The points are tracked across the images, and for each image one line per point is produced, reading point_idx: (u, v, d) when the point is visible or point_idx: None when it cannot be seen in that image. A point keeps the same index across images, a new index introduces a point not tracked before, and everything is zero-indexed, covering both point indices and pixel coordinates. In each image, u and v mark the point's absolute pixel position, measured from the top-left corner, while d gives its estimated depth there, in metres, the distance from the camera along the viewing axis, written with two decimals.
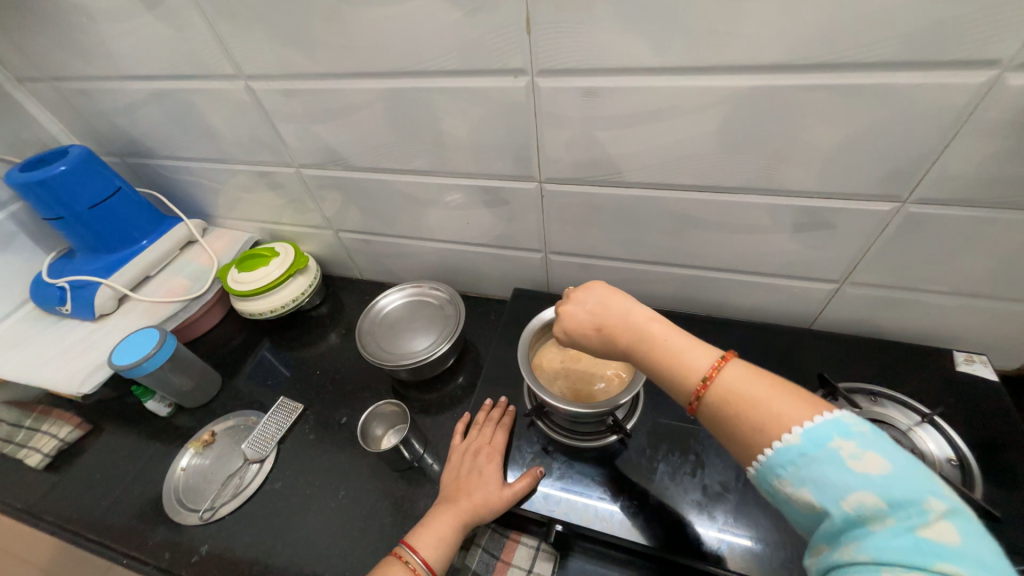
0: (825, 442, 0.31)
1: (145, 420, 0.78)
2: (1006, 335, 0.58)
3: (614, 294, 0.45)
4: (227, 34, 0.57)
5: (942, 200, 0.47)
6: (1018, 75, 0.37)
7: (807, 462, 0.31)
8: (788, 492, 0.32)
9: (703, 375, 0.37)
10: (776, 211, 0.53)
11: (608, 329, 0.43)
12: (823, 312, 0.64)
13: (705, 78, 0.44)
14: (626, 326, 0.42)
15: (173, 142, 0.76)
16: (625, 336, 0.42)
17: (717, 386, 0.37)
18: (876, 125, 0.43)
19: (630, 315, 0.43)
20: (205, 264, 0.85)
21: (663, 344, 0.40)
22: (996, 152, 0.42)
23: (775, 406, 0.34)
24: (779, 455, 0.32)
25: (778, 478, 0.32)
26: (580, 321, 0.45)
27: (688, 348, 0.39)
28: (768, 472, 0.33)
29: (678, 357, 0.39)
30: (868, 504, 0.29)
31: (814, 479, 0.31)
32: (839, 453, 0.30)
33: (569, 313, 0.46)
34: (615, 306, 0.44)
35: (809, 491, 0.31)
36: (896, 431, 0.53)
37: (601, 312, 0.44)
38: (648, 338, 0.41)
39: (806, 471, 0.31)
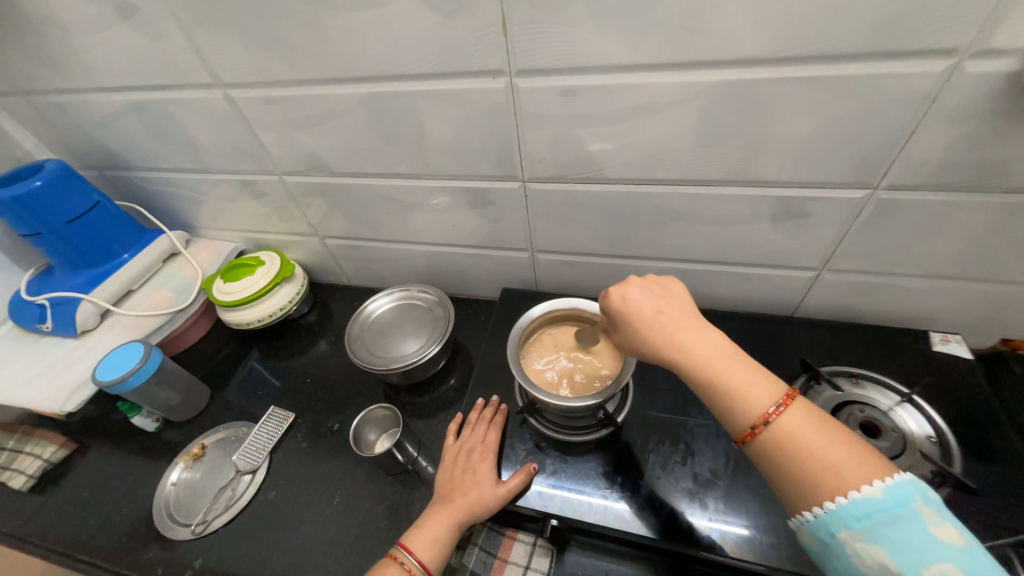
0: (910, 503, 0.33)
1: (132, 436, 0.76)
2: (979, 315, 0.60)
3: (686, 300, 0.46)
4: (204, 43, 0.56)
5: (911, 185, 0.48)
6: (975, 62, 0.39)
7: (889, 519, 0.33)
8: (857, 547, 0.34)
9: (767, 405, 0.39)
10: (755, 201, 0.55)
11: (673, 325, 0.44)
12: (805, 299, 0.66)
13: (679, 74, 0.46)
14: (694, 331, 0.43)
15: (153, 153, 0.75)
16: (689, 339, 0.42)
17: (780, 420, 0.38)
18: (845, 115, 0.45)
19: (699, 324, 0.44)
20: (189, 276, 0.85)
21: (729, 362, 0.41)
22: (960, 137, 0.43)
23: (835, 456, 0.36)
24: (853, 506, 0.34)
25: (847, 530, 0.34)
26: (645, 308, 0.45)
27: (750, 378, 0.40)
28: (836, 521, 0.35)
29: (741, 379, 0.40)
30: (948, 574, 0.31)
31: (891, 539, 0.33)
32: (922, 517, 0.33)
33: (634, 299, 0.45)
34: (685, 309, 0.45)
35: (883, 548, 0.33)
36: (878, 410, 0.55)
37: (669, 308, 0.45)
38: (710, 353, 0.42)
39: (883, 529, 0.33)
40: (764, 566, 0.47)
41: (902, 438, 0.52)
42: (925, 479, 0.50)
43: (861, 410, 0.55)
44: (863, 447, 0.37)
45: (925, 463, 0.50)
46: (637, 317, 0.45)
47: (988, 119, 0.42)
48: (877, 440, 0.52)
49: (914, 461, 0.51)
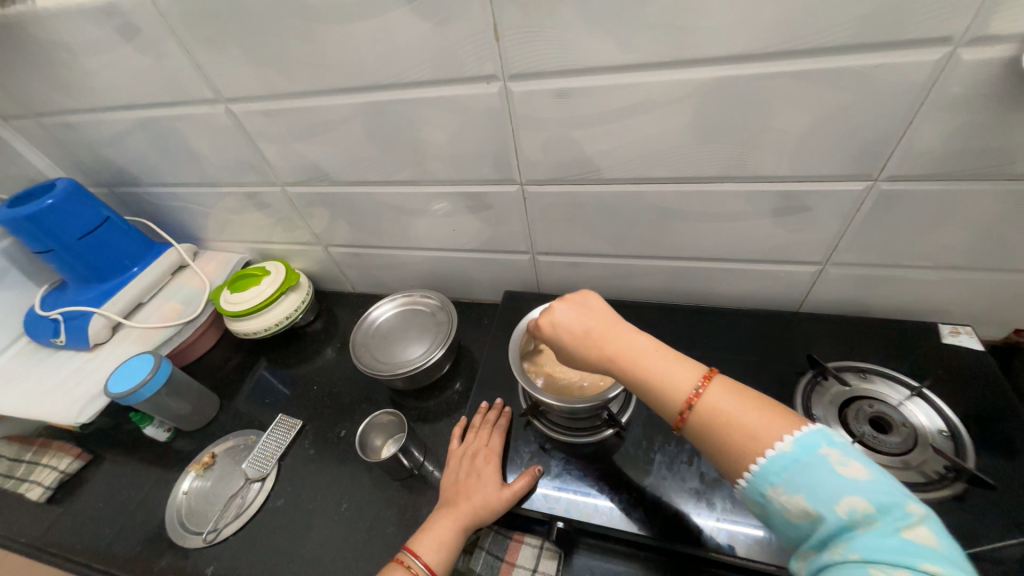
0: (815, 449, 0.34)
1: (145, 447, 0.78)
2: (989, 305, 0.59)
3: (605, 307, 0.46)
4: (205, 59, 0.57)
5: (913, 175, 0.48)
6: (971, 50, 0.38)
7: (801, 468, 0.33)
8: (781, 501, 0.34)
9: (689, 389, 0.39)
10: (754, 197, 0.54)
11: (600, 336, 0.44)
12: (809, 294, 0.65)
13: (672, 72, 0.46)
14: (620, 336, 0.44)
15: (159, 168, 0.77)
16: (617, 346, 0.43)
17: (702, 400, 0.39)
18: (841, 107, 0.44)
19: (621, 329, 0.44)
20: (197, 287, 0.86)
21: (654, 359, 0.42)
22: (959, 125, 0.43)
23: (753, 421, 0.37)
24: (773, 462, 0.34)
25: (772, 486, 0.34)
26: (573, 326, 0.45)
27: (672, 365, 0.41)
28: (761, 481, 0.35)
29: (665, 371, 0.41)
30: (857, 507, 0.31)
31: (808, 486, 0.33)
32: (829, 460, 0.33)
33: (564, 321, 0.46)
34: (606, 318, 0.45)
35: (803, 498, 0.33)
36: (888, 405, 0.54)
37: (594, 321, 0.45)
38: (636, 350, 0.42)
39: (798, 478, 0.33)
40: (775, 566, 0.46)
41: (913, 433, 0.51)
42: (939, 474, 0.49)
43: (870, 405, 0.54)
44: (772, 407, 0.37)
45: (937, 458, 0.49)
46: (568, 338, 0.45)
47: (987, 106, 0.41)
48: (887, 436, 0.51)
49: (927, 456, 0.50)
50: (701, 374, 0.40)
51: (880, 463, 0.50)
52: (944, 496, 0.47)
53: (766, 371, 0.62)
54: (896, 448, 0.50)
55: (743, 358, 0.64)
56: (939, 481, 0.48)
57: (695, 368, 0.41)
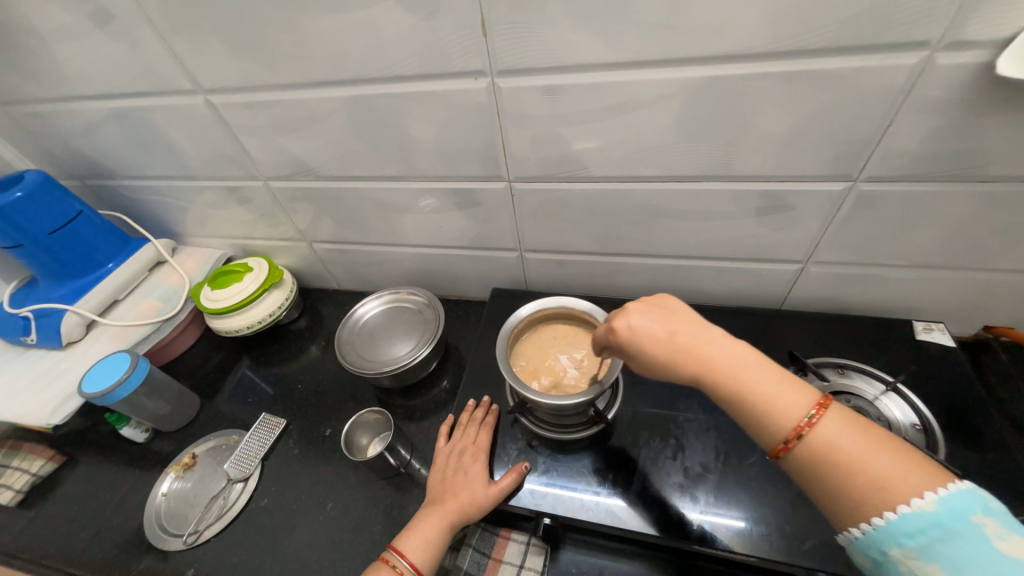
0: (967, 517, 0.32)
1: (122, 447, 0.76)
2: (960, 303, 0.61)
3: (692, 316, 0.45)
4: (182, 49, 0.56)
5: (890, 176, 0.49)
6: (947, 55, 0.39)
7: (944, 535, 0.32)
8: (914, 566, 0.33)
9: (801, 416, 0.38)
10: (738, 196, 0.55)
11: (692, 347, 0.42)
12: (791, 292, 0.67)
13: (658, 71, 0.46)
14: (714, 348, 0.42)
15: (135, 161, 0.74)
16: (713, 359, 0.41)
17: (816, 430, 0.37)
18: (822, 109, 0.45)
19: (713, 340, 0.42)
20: (176, 284, 0.84)
21: (755, 376, 0.40)
22: (935, 128, 0.44)
23: (883, 468, 0.35)
24: (905, 522, 0.33)
25: (901, 547, 0.33)
26: (657, 333, 0.44)
27: (779, 388, 0.39)
28: (890, 539, 0.34)
29: (772, 393, 0.39)
30: None
31: (949, 556, 0.31)
32: (984, 532, 0.31)
33: (643, 327, 0.44)
34: (695, 327, 0.44)
35: (941, 568, 0.32)
36: (864, 400, 0.56)
37: (681, 329, 0.43)
38: (733, 363, 0.41)
39: (941, 545, 0.32)
40: (755, 557, 0.47)
41: (888, 427, 0.53)
42: None
43: (847, 400, 0.56)
44: (907, 455, 0.36)
45: None
46: (652, 345, 0.43)
47: (961, 110, 0.42)
48: None
49: None
50: (816, 401, 0.38)
51: None
52: None
53: None
54: None
55: None
56: None
57: (806, 394, 0.39)
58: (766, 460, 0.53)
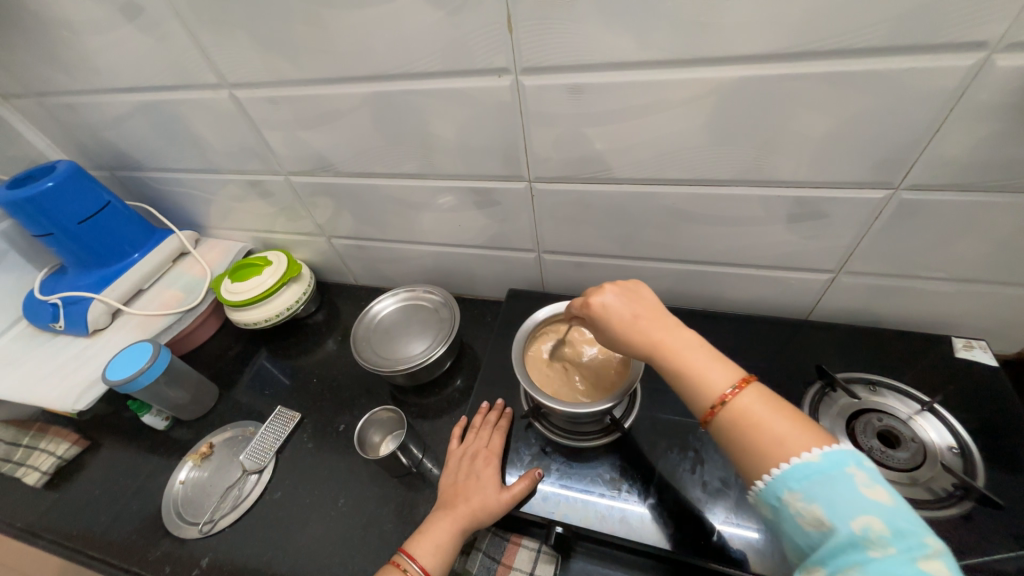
0: (843, 466, 0.32)
1: (143, 434, 0.77)
2: (1004, 320, 0.58)
3: (653, 298, 0.45)
4: (209, 43, 0.56)
5: (935, 185, 0.46)
6: (1006, 56, 0.37)
7: (825, 479, 0.32)
8: (796, 509, 0.33)
9: (725, 387, 0.38)
10: (769, 202, 0.53)
11: (645, 324, 0.42)
12: (820, 303, 0.64)
13: (690, 71, 0.44)
14: (665, 328, 0.42)
15: (162, 153, 0.76)
16: (661, 337, 0.41)
17: (735, 399, 0.37)
18: (864, 113, 0.43)
19: (668, 321, 0.42)
20: (198, 275, 0.85)
21: (695, 355, 0.40)
22: (988, 134, 0.41)
23: (783, 429, 0.35)
24: (795, 469, 0.33)
25: (789, 492, 0.33)
26: (621, 312, 0.44)
27: (711, 362, 0.39)
28: (780, 485, 0.33)
29: (704, 368, 0.39)
30: (875, 529, 0.30)
31: (828, 498, 0.32)
32: (855, 480, 0.32)
33: (612, 306, 0.44)
34: (655, 309, 0.44)
35: (820, 508, 0.32)
36: (898, 420, 0.53)
37: (642, 309, 0.44)
38: (677, 339, 0.41)
39: (820, 489, 0.32)
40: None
41: (922, 449, 0.51)
42: (947, 492, 0.48)
43: (879, 419, 0.53)
44: (805, 419, 0.36)
45: (946, 475, 0.48)
46: (613, 321, 0.44)
47: (1019, 115, 0.40)
48: (895, 451, 0.51)
49: (936, 473, 0.49)
50: (740, 376, 0.38)
51: (888, 479, 0.49)
52: (953, 515, 0.46)
53: (773, 378, 0.61)
54: (903, 464, 0.50)
55: (751, 365, 0.63)
56: (948, 499, 0.47)
57: (732, 369, 0.39)
58: None
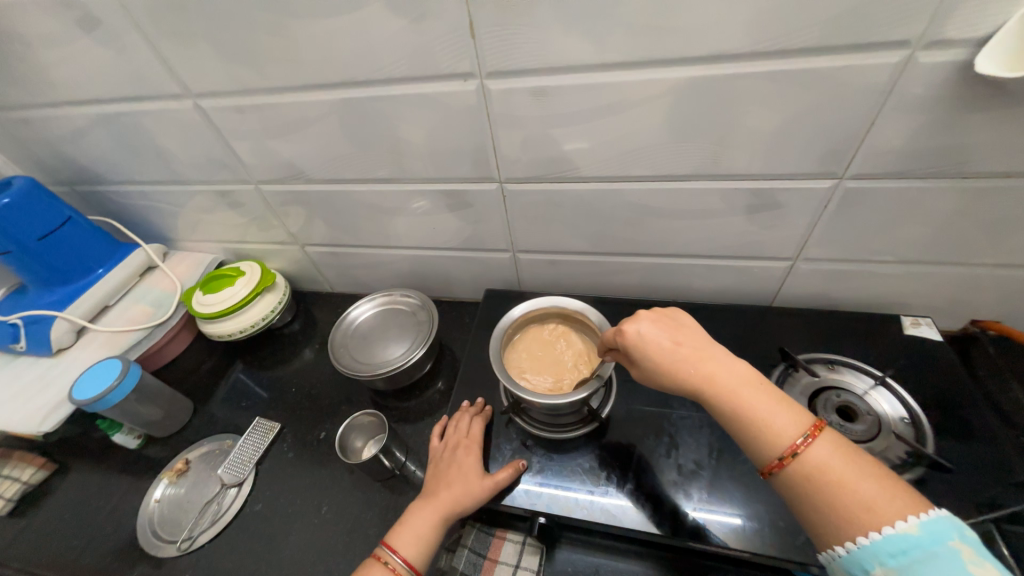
0: (945, 541, 0.33)
1: (114, 455, 0.75)
2: (947, 298, 0.62)
3: (703, 335, 0.47)
4: (171, 53, 0.55)
5: (875, 174, 0.50)
6: (928, 53, 0.40)
7: (925, 556, 0.33)
8: None
9: (795, 438, 0.39)
10: (727, 194, 0.56)
11: (697, 362, 0.44)
12: (781, 289, 0.67)
13: (646, 72, 0.46)
14: (719, 368, 0.44)
15: (125, 166, 0.74)
16: (717, 378, 0.43)
17: (808, 453, 0.39)
18: (808, 108, 0.46)
19: (719, 360, 0.44)
20: (168, 289, 0.83)
21: (754, 397, 0.42)
22: (918, 125, 0.45)
23: (869, 492, 0.36)
24: (888, 542, 0.34)
25: (883, 567, 0.34)
26: (661, 343, 0.46)
27: (775, 411, 0.41)
28: (871, 557, 0.35)
29: (769, 414, 0.41)
30: None
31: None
32: (960, 556, 0.33)
33: (649, 335, 0.47)
34: (706, 347, 0.46)
35: None
36: (854, 395, 0.56)
37: (688, 345, 0.46)
38: (735, 384, 0.43)
39: (920, 566, 0.33)
40: (749, 552, 0.47)
41: (878, 421, 0.54)
42: (901, 459, 0.51)
43: (837, 395, 0.56)
44: (886, 478, 0.37)
45: (899, 444, 0.52)
46: (658, 354, 0.45)
47: (943, 108, 0.43)
48: (853, 424, 0.54)
49: (890, 442, 0.52)
50: (811, 424, 0.40)
51: None
52: (907, 481, 0.49)
53: None
54: (862, 436, 0.52)
55: None
56: (901, 466, 0.50)
57: (799, 416, 0.41)
58: None
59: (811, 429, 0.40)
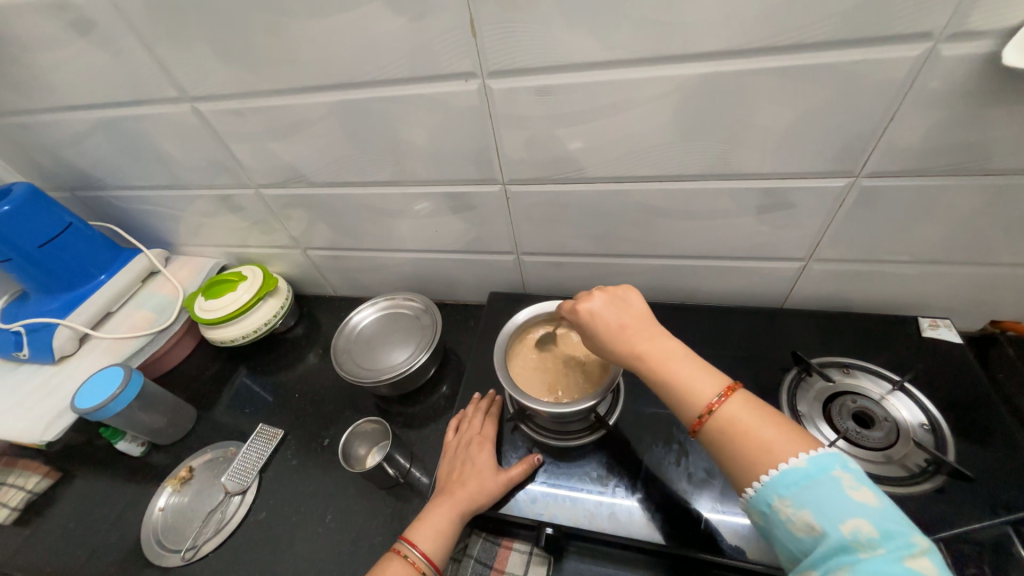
0: (830, 470, 0.33)
1: (118, 462, 0.75)
2: (966, 298, 0.60)
3: (642, 307, 0.46)
4: (167, 56, 0.55)
5: (893, 172, 0.48)
6: (951, 45, 0.38)
7: (812, 484, 0.33)
8: (787, 515, 0.34)
9: (711, 396, 0.39)
10: (738, 195, 0.54)
11: (631, 335, 0.44)
12: (793, 290, 0.66)
13: (654, 69, 0.45)
14: (650, 339, 0.43)
15: (124, 171, 0.73)
16: (645, 348, 0.43)
17: (722, 408, 0.39)
18: (822, 105, 0.44)
19: (654, 332, 0.44)
20: (170, 295, 0.83)
21: (680, 365, 0.41)
22: (939, 121, 0.43)
23: (771, 437, 0.37)
24: (784, 475, 0.34)
25: (779, 499, 0.34)
26: (603, 319, 0.45)
27: (697, 373, 0.41)
28: (769, 492, 0.35)
29: (691, 379, 0.41)
30: (863, 531, 0.31)
31: (814, 502, 0.33)
32: (842, 483, 0.33)
33: (598, 313, 0.45)
34: (640, 315, 0.45)
35: (809, 512, 0.33)
36: (870, 400, 0.55)
37: (627, 319, 0.45)
38: (663, 350, 0.42)
39: (808, 494, 0.33)
40: (763, 564, 0.46)
41: (896, 427, 0.52)
42: (920, 467, 0.49)
43: (853, 401, 0.55)
44: (789, 425, 0.37)
45: (919, 451, 0.50)
46: (597, 327, 0.45)
47: (966, 102, 0.41)
48: (870, 431, 0.52)
49: (910, 449, 0.50)
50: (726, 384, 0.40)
51: (865, 459, 0.50)
52: (927, 489, 0.48)
53: (752, 367, 0.62)
54: (879, 443, 0.51)
55: (730, 355, 0.64)
56: (921, 475, 0.49)
57: (718, 377, 0.41)
58: None
59: (726, 387, 0.40)
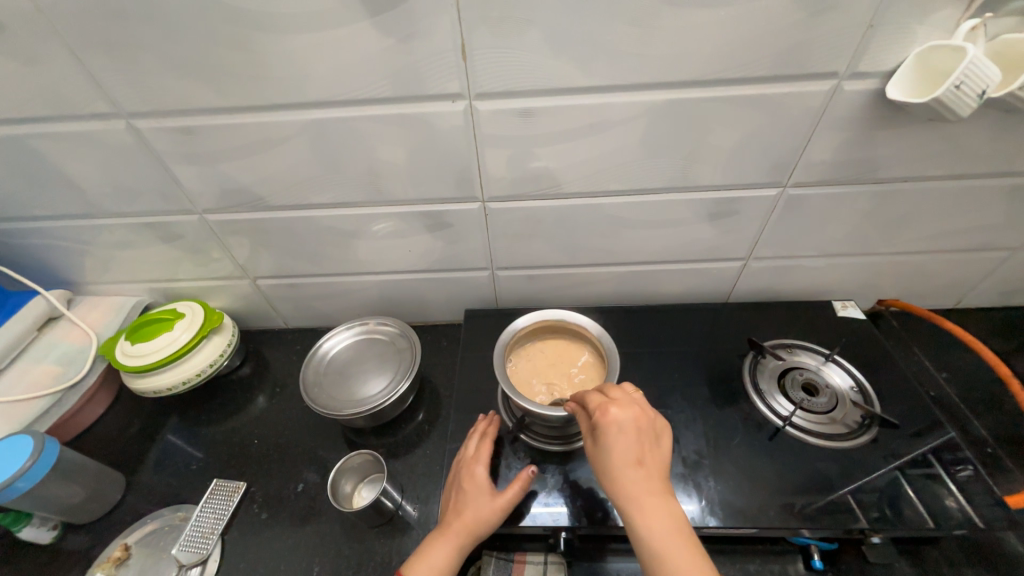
0: None
1: (18, 555, 0.60)
2: (861, 283, 0.74)
3: (666, 458, 0.46)
4: (101, 68, 0.48)
5: (812, 182, 0.59)
6: (851, 82, 0.49)
7: None
8: None
9: None
10: (693, 205, 0.62)
11: (646, 484, 0.43)
12: (735, 287, 0.76)
13: (628, 94, 0.50)
14: (659, 499, 0.42)
15: (19, 198, 0.62)
16: (651, 508, 0.42)
17: None
18: (760, 129, 0.53)
19: (666, 495, 0.43)
20: (79, 343, 0.70)
21: (678, 543, 0.40)
22: (843, 141, 0.54)
23: None
24: None
25: None
26: (627, 450, 0.44)
27: (690, 567, 0.39)
28: None
29: (684, 563, 0.40)
30: None
31: None
32: None
33: (623, 433, 0.45)
34: (660, 470, 0.45)
35: None
36: (813, 372, 0.65)
37: (648, 462, 0.45)
38: (666, 522, 0.41)
39: None
40: (755, 528, 0.52)
41: (835, 393, 0.63)
42: (858, 423, 0.59)
43: (800, 374, 0.65)
44: None
45: (856, 410, 0.61)
46: (619, 452, 0.44)
47: (861, 128, 0.52)
48: (817, 398, 0.62)
49: (848, 409, 0.61)
50: None
51: (816, 422, 0.60)
52: (866, 441, 0.58)
53: (715, 356, 0.69)
54: (824, 408, 0.61)
55: (693, 348, 0.71)
56: (860, 429, 0.59)
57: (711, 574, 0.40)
58: (747, 439, 0.59)
59: None
